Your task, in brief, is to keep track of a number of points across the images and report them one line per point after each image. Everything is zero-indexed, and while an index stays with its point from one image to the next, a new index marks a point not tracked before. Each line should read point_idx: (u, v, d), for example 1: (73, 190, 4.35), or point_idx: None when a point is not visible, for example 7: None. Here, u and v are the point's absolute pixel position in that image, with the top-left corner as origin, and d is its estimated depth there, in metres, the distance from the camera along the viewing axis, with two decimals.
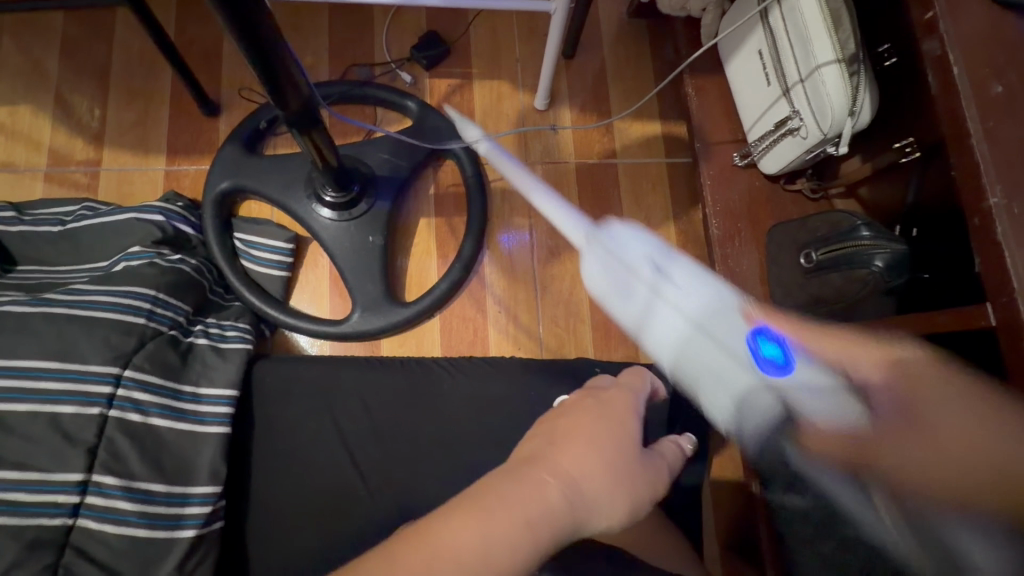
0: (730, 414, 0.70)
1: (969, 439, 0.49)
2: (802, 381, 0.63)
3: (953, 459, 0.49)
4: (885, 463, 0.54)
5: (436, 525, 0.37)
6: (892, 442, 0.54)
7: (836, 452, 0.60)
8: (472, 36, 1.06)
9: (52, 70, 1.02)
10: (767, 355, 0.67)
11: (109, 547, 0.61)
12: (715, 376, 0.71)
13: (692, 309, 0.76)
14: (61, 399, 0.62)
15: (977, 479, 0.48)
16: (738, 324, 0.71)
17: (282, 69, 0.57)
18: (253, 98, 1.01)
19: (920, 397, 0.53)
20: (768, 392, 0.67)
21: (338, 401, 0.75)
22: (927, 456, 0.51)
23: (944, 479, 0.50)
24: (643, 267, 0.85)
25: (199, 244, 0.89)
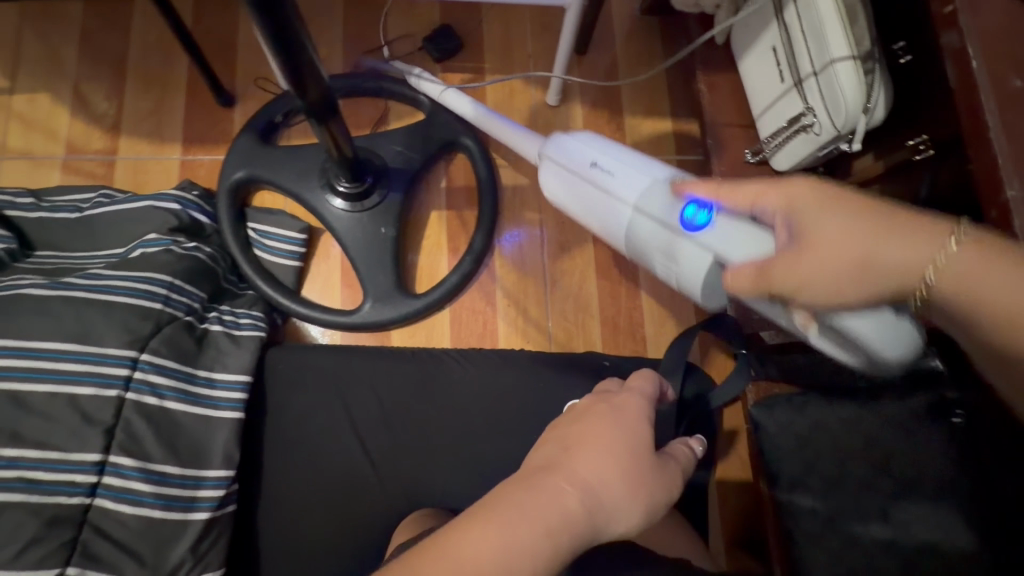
0: (683, 276, 0.66)
1: (849, 240, 0.48)
2: (723, 234, 0.59)
3: (835, 259, 0.48)
4: (778, 278, 0.51)
5: (459, 534, 0.39)
6: (787, 260, 0.51)
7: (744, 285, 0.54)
8: (485, 31, 1.06)
9: (70, 59, 1.03)
10: (694, 219, 0.62)
11: (125, 527, 0.62)
12: (676, 245, 0.64)
13: (631, 193, 0.69)
14: (81, 380, 0.63)
15: (853, 273, 0.48)
16: (664, 197, 0.66)
17: (302, 57, 0.58)
18: (268, 89, 1.02)
19: (804, 207, 0.52)
20: (706, 252, 0.62)
21: (349, 389, 0.76)
22: (818, 263, 0.49)
23: (832, 285, 0.49)
24: (575, 160, 0.75)
25: (213, 232, 0.90)
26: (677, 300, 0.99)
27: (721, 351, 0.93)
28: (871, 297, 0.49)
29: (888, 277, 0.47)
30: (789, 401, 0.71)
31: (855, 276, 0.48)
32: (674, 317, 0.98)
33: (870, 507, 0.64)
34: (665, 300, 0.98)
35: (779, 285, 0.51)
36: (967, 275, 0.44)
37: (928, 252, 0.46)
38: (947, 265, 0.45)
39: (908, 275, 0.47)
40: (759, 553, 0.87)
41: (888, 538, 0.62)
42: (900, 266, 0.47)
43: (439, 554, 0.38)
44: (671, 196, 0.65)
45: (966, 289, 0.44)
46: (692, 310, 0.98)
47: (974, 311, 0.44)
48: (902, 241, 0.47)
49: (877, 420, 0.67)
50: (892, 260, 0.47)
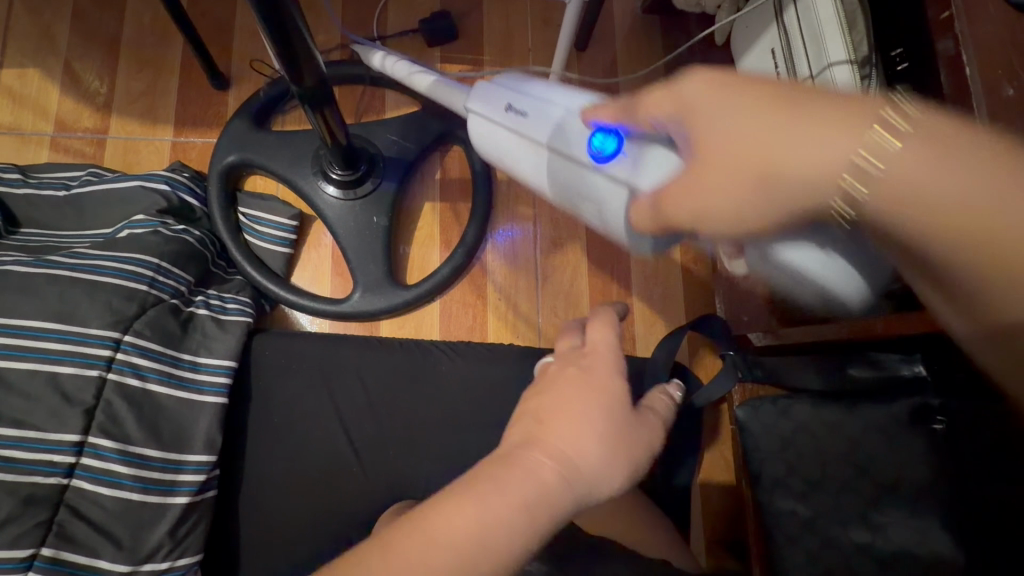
0: (608, 221, 0.56)
1: (746, 149, 0.44)
2: (636, 162, 0.52)
3: (731, 173, 0.45)
4: (674, 208, 0.47)
5: (434, 512, 0.38)
6: (678, 188, 0.47)
7: (648, 221, 0.50)
8: (485, 24, 1.06)
9: (62, 34, 1.01)
10: (600, 150, 0.53)
11: (102, 509, 0.61)
12: (590, 183, 0.55)
13: (543, 132, 0.58)
14: (61, 359, 0.62)
15: (754, 186, 0.44)
16: (574, 128, 0.56)
17: (297, 41, 0.57)
18: (263, 72, 1.01)
19: (698, 111, 0.47)
20: (618, 188, 0.53)
21: (335, 377, 0.75)
22: (716, 181, 0.45)
23: (733, 204, 0.45)
24: (489, 107, 0.64)
25: (203, 215, 0.89)
26: (667, 300, 0.99)
27: (710, 350, 0.94)
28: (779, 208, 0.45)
29: (795, 186, 0.43)
30: (774, 403, 0.72)
31: (759, 189, 0.44)
32: (664, 318, 0.98)
33: (850, 510, 0.64)
34: (655, 299, 0.99)
35: (676, 218, 0.47)
36: (923, 177, 0.39)
37: (847, 148, 0.41)
38: (884, 166, 0.40)
39: (820, 181, 0.43)
40: (741, 554, 0.87)
41: (866, 542, 0.63)
42: (809, 171, 0.43)
43: (416, 527, 0.38)
44: (581, 125, 0.55)
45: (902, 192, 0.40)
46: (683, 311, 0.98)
47: (911, 216, 0.40)
48: (814, 139, 0.42)
49: (860, 424, 0.67)
50: (801, 165, 0.43)
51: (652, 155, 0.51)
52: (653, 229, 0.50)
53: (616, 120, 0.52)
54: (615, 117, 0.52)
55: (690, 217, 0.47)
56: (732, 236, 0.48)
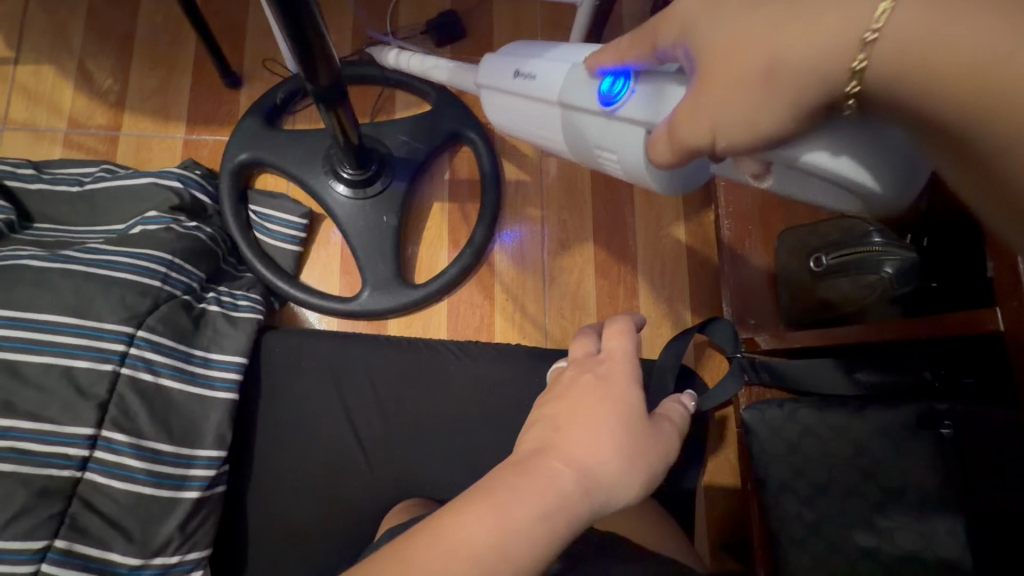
0: (628, 169, 0.50)
1: (740, 51, 0.35)
2: (647, 95, 0.45)
3: (728, 80, 0.36)
4: (687, 131, 0.39)
5: (452, 519, 0.39)
6: (686, 106, 0.39)
7: (660, 155, 0.43)
8: (494, 26, 1.06)
9: (77, 33, 1.02)
10: (613, 93, 0.48)
11: (115, 502, 0.62)
12: (603, 130, 0.50)
13: (552, 90, 0.55)
14: (76, 353, 0.63)
15: (756, 90, 0.34)
16: (581, 80, 0.52)
17: (315, 40, 0.58)
18: (276, 71, 1.02)
19: (697, 19, 0.38)
20: (633, 128, 0.47)
21: (344, 374, 0.76)
22: (713, 94, 0.36)
23: (743, 116, 0.36)
24: (501, 76, 0.63)
25: (214, 213, 0.90)
26: (674, 303, 0.99)
27: (715, 352, 0.94)
28: (797, 114, 0.34)
29: (800, 83, 0.33)
30: (780, 407, 0.72)
31: (761, 94, 0.34)
32: (670, 321, 0.98)
33: (857, 515, 0.65)
34: (662, 302, 0.99)
35: (689, 143, 0.39)
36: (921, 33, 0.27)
37: (838, 24, 0.30)
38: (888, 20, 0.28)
39: (825, 68, 0.31)
40: (743, 555, 0.88)
41: (872, 547, 0.63)
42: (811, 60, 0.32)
43: (436, 537, 0.38)
44: (590, 75, 0.51)
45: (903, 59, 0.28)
46: (689, 313, 0.99)
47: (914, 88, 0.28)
48: (810, 21, 0.32)
49: (867, 427, 0.67)
50: (795, 53, 0.32)
51: (661, 85, 0.45)
52: (664, 164, 0.43)
53: (621, 61, 0.47)
54: (617, 60, 0.48)
55: (697, 137, 0.39)
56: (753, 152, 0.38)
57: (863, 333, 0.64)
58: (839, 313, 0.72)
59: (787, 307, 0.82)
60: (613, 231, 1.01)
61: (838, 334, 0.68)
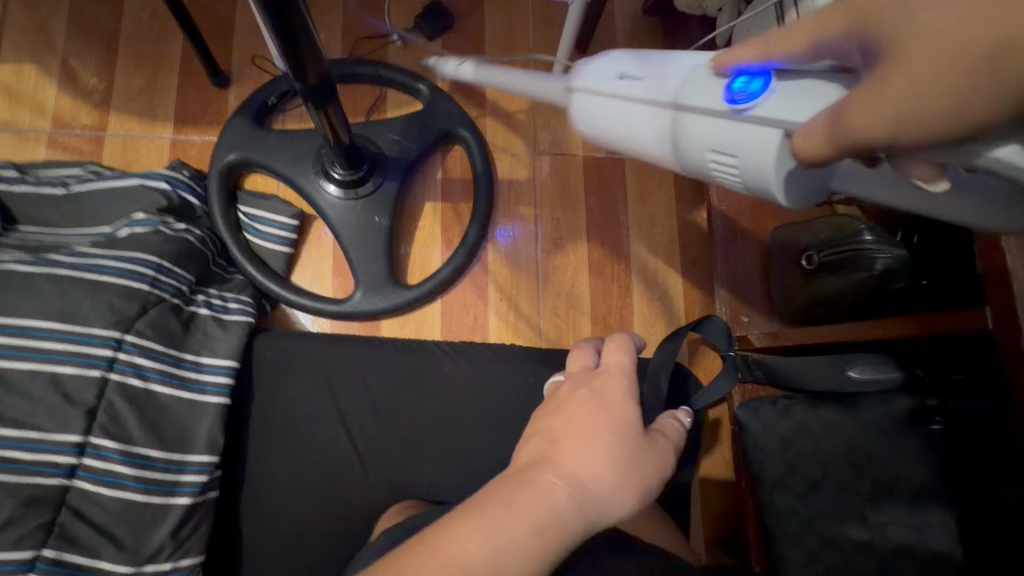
0: (755, 180, 0.41)
1: (965, 29, 0.27)
2: (792, 97, 0.38)
3: (945, 58, 0.28)
4: (854, 124, 0.31)
5: (451, 530, 0.39)
6: (864, 94, 0.31)
7: (815, 147, 0.34)
8: (486, 24, 1.06)
9: (60, 31, 1.00)
10: (746, 91, 0.40)
11: (105, 510, 0.61)
12: (726, 135, 0.41)
13: (664, 89, 0.46)
14: (62, 359, 0.61)
15: (982, 70, 0.27)
16: (698, 79, 0.43)
17: (303, 38, 0.57)
18: (264, 69, 1.01)
19: (888, 3, 0.31)
20: (773, 130, 0.39)
21: (337, 376, 0.75)
22: (920, 73, 0.29)
23: (955, 98, 0.28)
24: (597, 79, 0.52)
25: (203, 215, 0.88)
26: (667, 301, 0.99)
27: (708, 350, 0.95)
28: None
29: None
30: (774, 404, 0.72)
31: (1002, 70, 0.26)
32: (663, 318, 0.98)
33: (850, 509, 0.65)
34: (656, 299, 0.99)
35: (854, 136, 0.32)
36: None
37: None
38: None
39: None
40: (737, 551, 0.89)
41: (865, 540, 0.64)
42: None
43: (435, 547, 0.38)
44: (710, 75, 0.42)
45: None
46: (683, 311, 0.99)
47: None
48: None
49: (860, 424, 0.68)
50: None
51: (815, 88, 0.37)
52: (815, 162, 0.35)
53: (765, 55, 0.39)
54: (759, 55, 0.39)
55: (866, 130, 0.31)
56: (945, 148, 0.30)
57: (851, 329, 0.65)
58: (832, 311, 0.73)
59: (782, 304, 0.83)
60: (607, 230, 1.01)
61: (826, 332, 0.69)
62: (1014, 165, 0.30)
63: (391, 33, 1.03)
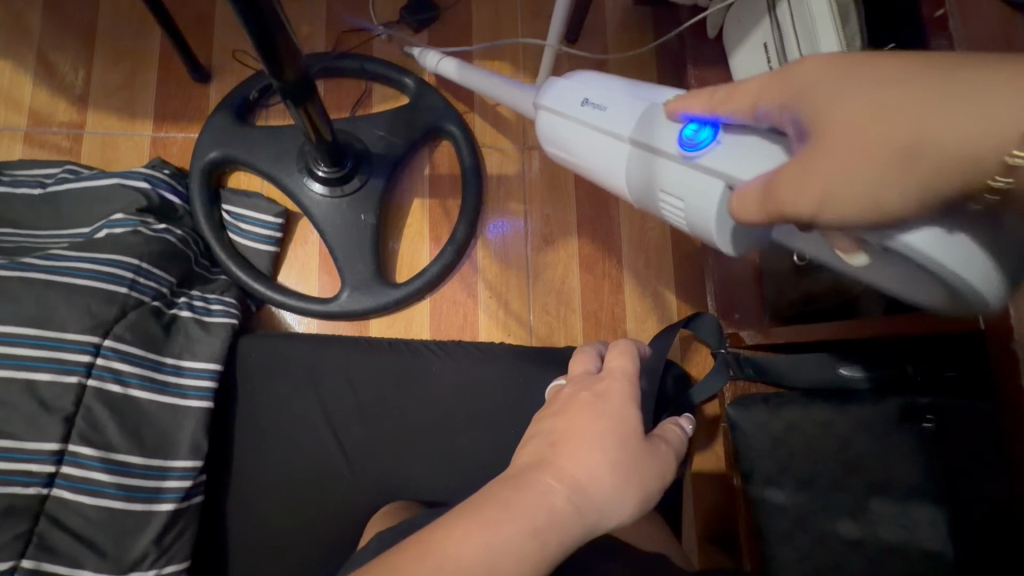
0: (697, 221, 0.51)
1: (878, 123, 0.35)
2: (734, 150, 0.46)
3: (859, 155, 0.36)
4: (790, 199, 0.39)
5: (432, 542, 0.38)
6: (796, 171, 0.39)
7: (755, 215, 0.42)
8: (473, 15, 1.03)
9: (34, 25, 0.97)
10: (696, 140, 0.48)
11: (84, 517, 0.60)
12: (680, 178, 0.50)
13: (625, 127, 0.54)
14: (38, 365, 0.60)
15: (893, 164, 0.35)
16: (659, 123, 0.52)
17: (279, 35, 0.55)
18: (246, 64, 0.99)
19: (815, 89, 0.39)
20: (714, 181, 0.47)
21: (323, 379, 0.74)
22: (839, 164, 0.37)
23: (865, 191, 0.36)
24: (562, 101, 0.60)
25: (184, 214, 0.87)
26: (659, 297, 0.98)
27: (700, 346, 0.94)
28: (926, 196, 0.35)
29: (943, 168, 0.33)
30: (765, 402, 0.72)
31: (892, 173, 0.35)
32: (655, 314, 0.98)
33: (840, 506, 0.65)
34: (647, 295, 0.98)
35: (795, 209, 0.39)
36: None
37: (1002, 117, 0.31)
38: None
39: (978, 153, 0.32)
40: (730, 549, 0.88)
41: (857, 537, 0.63)
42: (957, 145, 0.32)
43: (424, 553, 0.37)
44: (672, 119, 0.50)
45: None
46: (675, 306, 0.98)
47: None
48: (968, 106, 0.32)
49: (850, 422, 0.67)
50: (950, 136, 0.32)
51: (756, 144, 0.45)
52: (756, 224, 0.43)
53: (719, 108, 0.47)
54: (716, 109, 0.47)
55: (812, 200, 0.38)
56: (862, 228, 0.38)
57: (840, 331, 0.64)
58: (823, 308, 0.72)
59: (773, 299, 0.82)
60: (598, 225, 0.99)
61: (818, 331, 0.68)
62: (923, 250, 0.36)
63: (376, 26, 1.01)
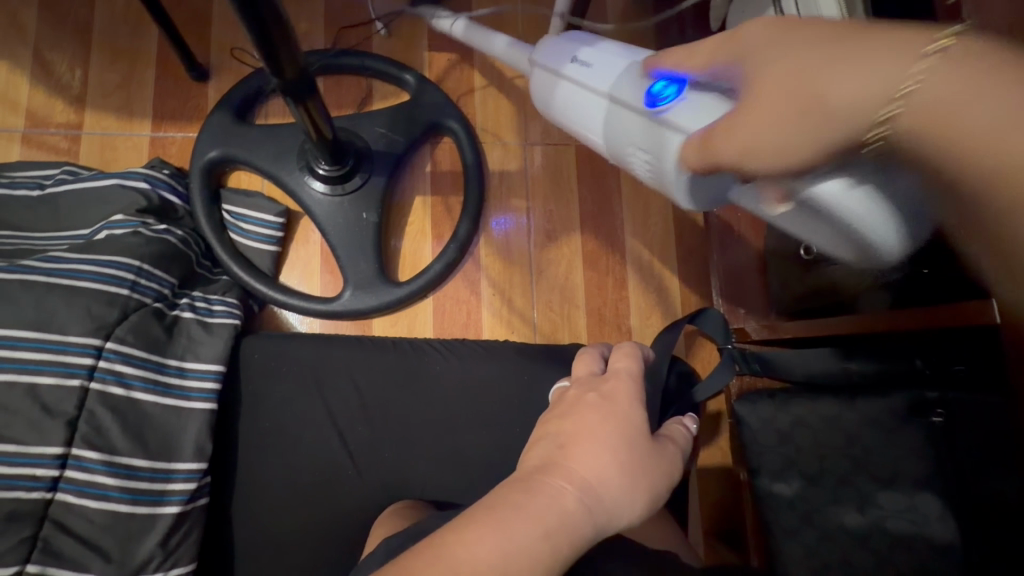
0: (659, 175, 0.50)
1: (791, 80, 0.38)
2: (693, 107, 0.45)
3: (774, 106, 0.38)
4: (721, 147, 0.41)
5: (442, 547, 0.37)
6: (725, 123, 0.41)
7: (693, 161, 0.43)
8: (473, 9, 1.02)
9: (30, 24, 0.96)
10: (664, 96, 0.48)
11: (88, 521, 0.60)
12: (644, 131, 0.49)
13: (605, 81, 0.54)
14: (41, 370, 0.60)
15: (800, 119, 0.37)
16: (635, 77, 0.51)
17: (277, 32, 0.54)
18: (245, 61, 0.98)
19: (752, 50, 0.41)
20: (671, 133, 0.46)
21: (327, 379, 0.73)
22: (758, 116, 0.39)
23: (777, 141, 0.38)
24: (552, 60, 0.60)
25: (185, 214, 0.86)
26: (663, 293, 0.98)
27: (706, 342, 0.94)
28: (828, 149, 0.37)
29: (843, 122, 0.36)
30: (772, 397, 0.72)
31: (801, 122, 0.37)
32: (660, 310, 0.97)
33: (848, 503, 0.64)
34: (652, 292, 0.97)
35: (721, 158, 0.41)
36: (952, 96, 0.31)
37: (888, 76, 0.34)
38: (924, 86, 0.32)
39: (869, 108, 0.35)
40: (737, 545, 0.88)
41: (865, 534, 0.63)
42: (857, 99, 0.35)
43: (434, 557, 0.37)
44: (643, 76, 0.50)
45: (939, 111, 0.32)
46: (679, 302, 0.98)
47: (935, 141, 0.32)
48: (864, 67, 0.35)
49: (858, 418, 0.66)
50: (847, 92, 0.35)
51: (716, 100, 0.45)
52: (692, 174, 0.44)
53: (684, 66, 0.46)
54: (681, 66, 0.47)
55: (734, 149, 0.40)
56: (779, 179, 0.40)
57: (847, 326, 0.64)
58: (830, 302, 0.71)
59: (779, 294, 0.81)
60: (601, 221, 0.99)
61: (826, 326, 0.67)
62: (835, 196, 0.39)
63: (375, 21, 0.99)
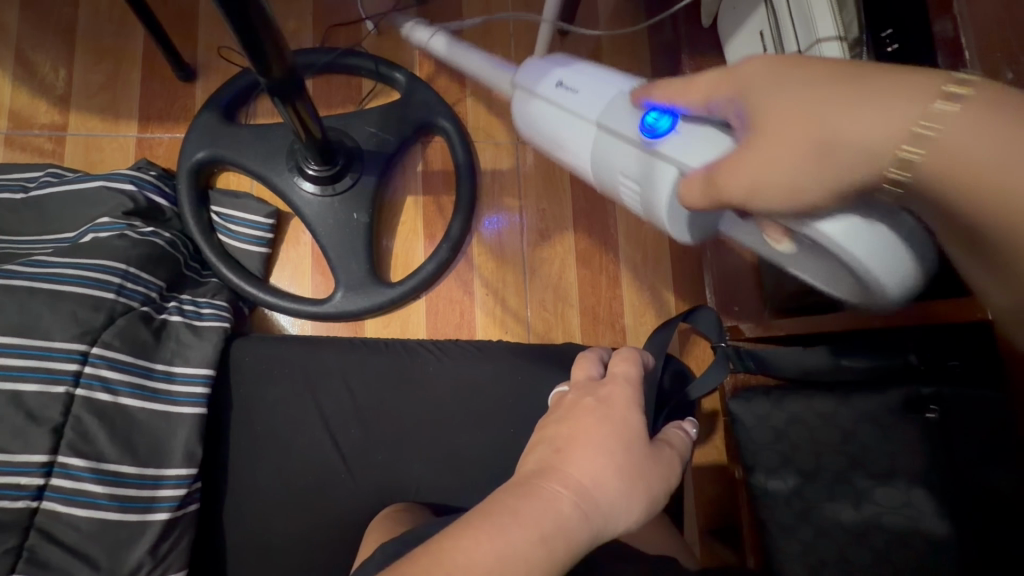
0: (650, 202, 0.50)
1: (797, 121, 0.39)
2: (689, 142, 0.46)
3: (785, 143, 0.40)
4: (728, 183, 0.41)
5: (433, 553, 0.37)
6: (734, 159, 0.42)
7: (697, 194, 0.44)
8: (463, 7, 1.01)
9: (11, 24, 0.95)
10: (656, 127, 0.48)
11: (76, 529, 0.59)
12: (638, 162, 0.49)
13: (592, 108, 0.53)
14: (24, 375, 0.58)
15: (810, 160, 0.39)
16: (623, 107, 0.51)
17: (263, 31, 0.53)
18: (232, 60, 0.96)
19: (754, 85, 0.42)
20: (668, 166, 0.47)
21: (319, 382, 0.73)
22: (768, 154, 0.40)
23: (788, 180, 0.40)
24: (533, 79, 0.59)
25: (173, 216, 0.85)
26: (656, 291, 0.97)
27: (700, 340, 0.94)
28: (835, 189, 0.39)
29: (856, 162, 0.38)
30: (767, 395, 0.71)
31: (811, 160, 0.39)
32: (654, 308, 0.97)
33: (845, 500, 0.64)
34: (645, 290, 0.97)
35: (732, 194, 0.42)
36: (969, 141, 0.35)
37: (895, 121, 0.37)
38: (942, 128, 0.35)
39: (883, 152, 0.37)
40: None
41: (862, 530, 0.63)
42: (867, 143, 0.37)
43: (426, 564, 0.36)
44: (632, 106, 0.50)
45: (953, 164, 0.35)
46: (673, 300, 0.97)
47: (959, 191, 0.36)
48: (876, 111, 0.37)
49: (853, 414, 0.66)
50: (861, 136, 0.37)
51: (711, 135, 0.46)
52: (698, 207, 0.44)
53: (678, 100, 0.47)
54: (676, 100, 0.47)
55: (744, 186, 0.41)
56: (787, 216, 0.42)
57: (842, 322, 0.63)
58: (823, 298, 0.71)
59: (772, 292, 0.81)
60: (593, 219, 0.98)
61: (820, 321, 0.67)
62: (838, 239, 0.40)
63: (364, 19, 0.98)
